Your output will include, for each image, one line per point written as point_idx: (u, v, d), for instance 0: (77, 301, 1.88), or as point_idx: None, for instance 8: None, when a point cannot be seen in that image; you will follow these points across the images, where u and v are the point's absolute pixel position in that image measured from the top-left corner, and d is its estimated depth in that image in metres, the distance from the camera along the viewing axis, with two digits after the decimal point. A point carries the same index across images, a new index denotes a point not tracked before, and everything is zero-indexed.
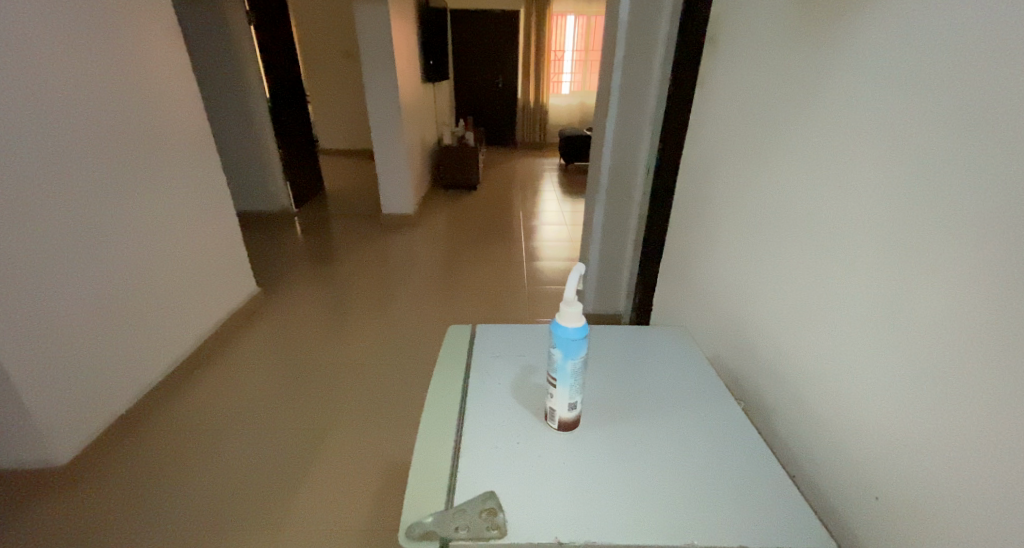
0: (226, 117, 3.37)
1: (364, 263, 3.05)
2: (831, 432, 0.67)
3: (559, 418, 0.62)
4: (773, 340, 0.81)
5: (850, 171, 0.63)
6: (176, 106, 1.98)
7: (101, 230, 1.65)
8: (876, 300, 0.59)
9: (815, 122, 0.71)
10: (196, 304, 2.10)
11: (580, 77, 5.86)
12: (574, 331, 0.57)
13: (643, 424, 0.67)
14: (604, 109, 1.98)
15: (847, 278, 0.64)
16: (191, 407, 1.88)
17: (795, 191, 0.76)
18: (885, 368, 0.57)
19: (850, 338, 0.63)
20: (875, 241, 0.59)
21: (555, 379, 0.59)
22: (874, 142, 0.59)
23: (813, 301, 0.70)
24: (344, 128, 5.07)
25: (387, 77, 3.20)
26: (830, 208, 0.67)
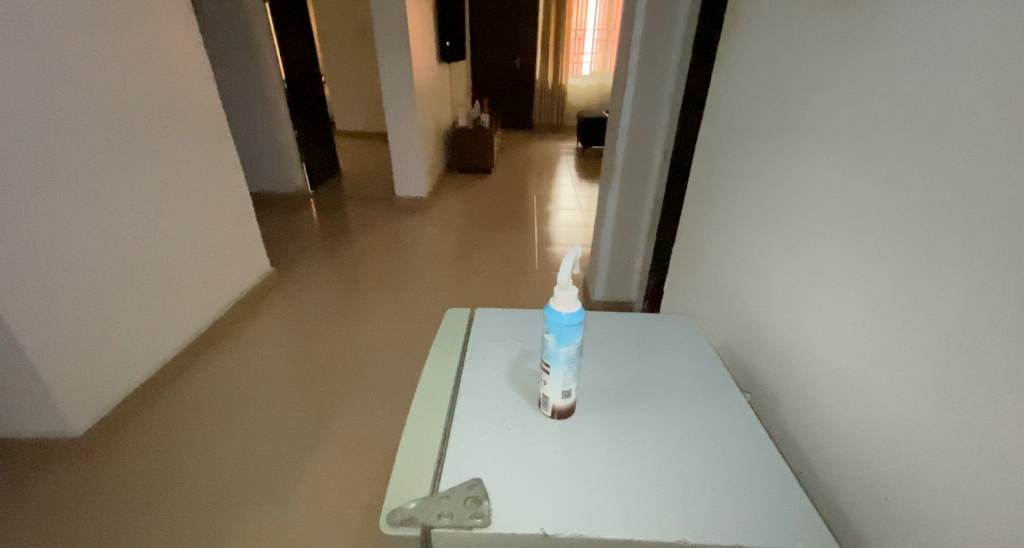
0: (242, 98, 3.37)
1: (377, 245, 3.06)
2: (835, 428, 0.64)
3: (553, 406, 0.60)
4: (783, 332, 0.77)
5: (868, 151, 0.58)
6: (188, 85, 1.97)
7: (114, 211, 1.67)
8: (890, 290, 0.54)
9: (836, 100, 0.66)
10: (208, 283, 2.13)
11: (601, 57, 5.71)
12: (568, 315, 0.54)
13: (641, 415, 0.65)
14: (620, 88, 1.91)
15: (861, 267, 0.59)
16: (203, 384, 1.92)
17: (812, 174, 0.71)
18: (896, 362, 0.53)
19: (860, 330, 0.59)
20: (891, 226, 0.54)
21: (549, 366, 0.57)
22: (896, 120, 0.54)
23: (825, 291, 0.66)
24: (361, 109, 5.07)
25: (402, 57, 3.16)
26: (847, 191, 0.62)
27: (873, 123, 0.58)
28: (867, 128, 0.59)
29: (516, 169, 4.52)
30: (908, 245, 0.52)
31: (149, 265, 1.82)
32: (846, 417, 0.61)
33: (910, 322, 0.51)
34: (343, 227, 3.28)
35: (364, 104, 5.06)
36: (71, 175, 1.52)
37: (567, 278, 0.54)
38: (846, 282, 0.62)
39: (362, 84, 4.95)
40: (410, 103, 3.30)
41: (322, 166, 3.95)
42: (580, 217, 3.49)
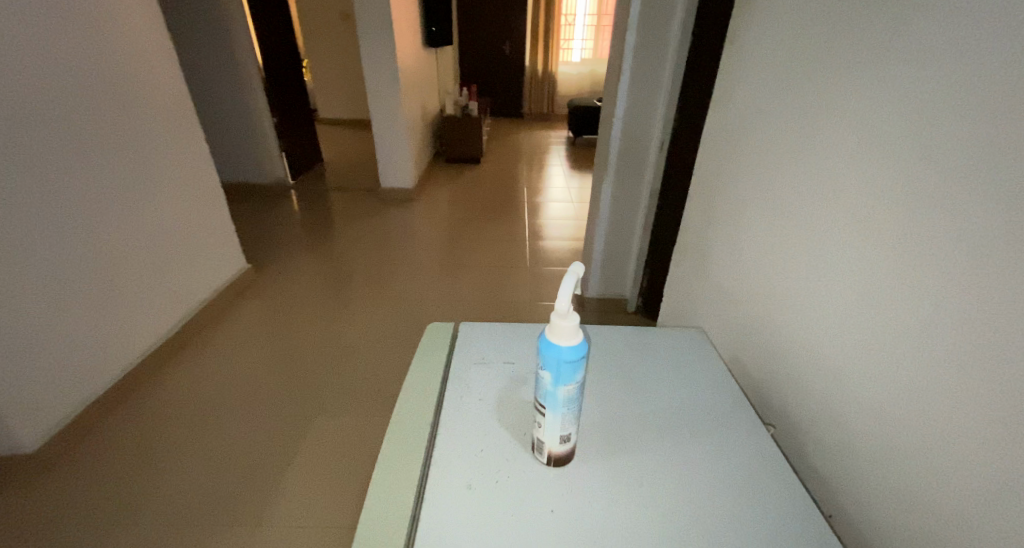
0: (213, 85, 3.18)
1: (361, 239, 2.93)
2: (870, 471, 0.56)
3: (550, 452, 0.51)
4: (799, 354, 0.69)
5: (917, 149, 0.50)
6: (147, 70, 1.82)
7: (67, 208, 1.54)
8: (951, 316, 0.46)
9: (867, 88, 0.57)
10: (178, 283, 2.01)
11: (591, 43, 5.57)
12: (564, 348, 0.45)
13: (640, 454, 0.58)
14: (615, 75, 1.80)
15: (907, 285, 0.51)
16: (174, 391, 1.81)
17: (833, 172, 0.62)
18: (962, 402, 0.45)
19: (908, 358, 0.51)
20: (951, 240, 0.46)
21: (544, 406, 0.48)
22: (956, 113, 0.45)
23: (856, 308, 0.58)
24: (344, 96, 4.89)
25: (384, 41, 3.00)
26: (886, 194, 0.54)
27: (925, 116, 0.49)
28: (915, 120, 0.50)
29: (505, 159, 4.39)
30: (977, 264, 0.44)
31: (109, 265, 1.70)
32: (887, 456, 0.54)
33: (984, 358, 0.43)
34: (325, 220, 3.15)
35: (347, 91, 4.88)
36: (15, 169, 1.38)
37: (564, 304, 0.45)
38: (888, 303, 0.53)
39: (344, 70, 4.76)
40: (394, 91, 3.16)
41: (303, 156, 3.79)
42: (571, 209, 3.40)
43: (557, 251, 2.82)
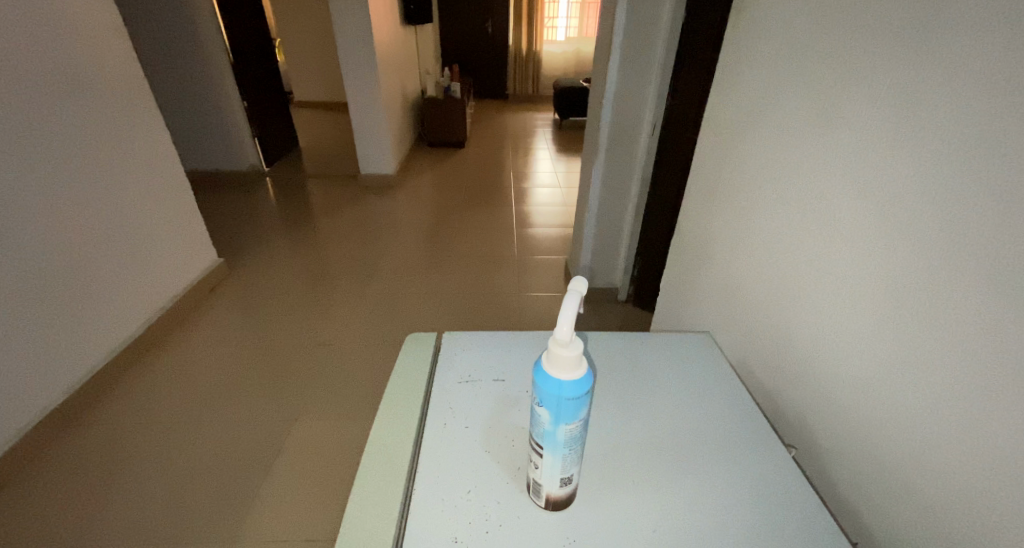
0: (174, 68, 2.97)
1: (341, 228, 2.82)
2: (887, 495, 0.51)
3: (547, 493, 0.47)
4: (804, 366, 0.63)
5: (955, 136, 0.42)
6: (98, 51, 1.67)
7: (12, 204, 1.41)
8: (986, 334, 0.40)
9: (891, 63, 0.49)
10: (143, 280, 1.88)
11: (577, 22, 5.40)
12: (566, 381, 0.41)
13: (634, 487, 0.53)
14: (603, 53, 1.70)
15: (938, 293, 0.44)
16: (144, 394, 1.72)
17: (848, 160, 0.55)
18: (1006, 434, 0.39)
19: (938, 379, 0.44)
20: (990, 245, 0.39)
21: (541, 446, 0.44)
22: (1008, 91, 0.38)
23: (875, 319, 0.51)
24: (320, 77, 4.70)
25: (359, 19, 2.84)
26: (908, 189, 0.47)
27: (966, 94, 0.41)
28: (955, 101, 0.42)
29: (490, 143, 4.27)
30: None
31: (64, 265, 1.57)
32: (913, 486, 0.48)
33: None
34: (303, 209, 3.02)
35: (323, 72, 4.68)
36: None
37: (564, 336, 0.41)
38: (914, 314, 0.47)
39: (319, 49, 4.56)
40: (372, 72, 3.01)
41: (278, 141, 3.62)
42: (558, 195, 3.31)
43: (545, 239, 2.75)
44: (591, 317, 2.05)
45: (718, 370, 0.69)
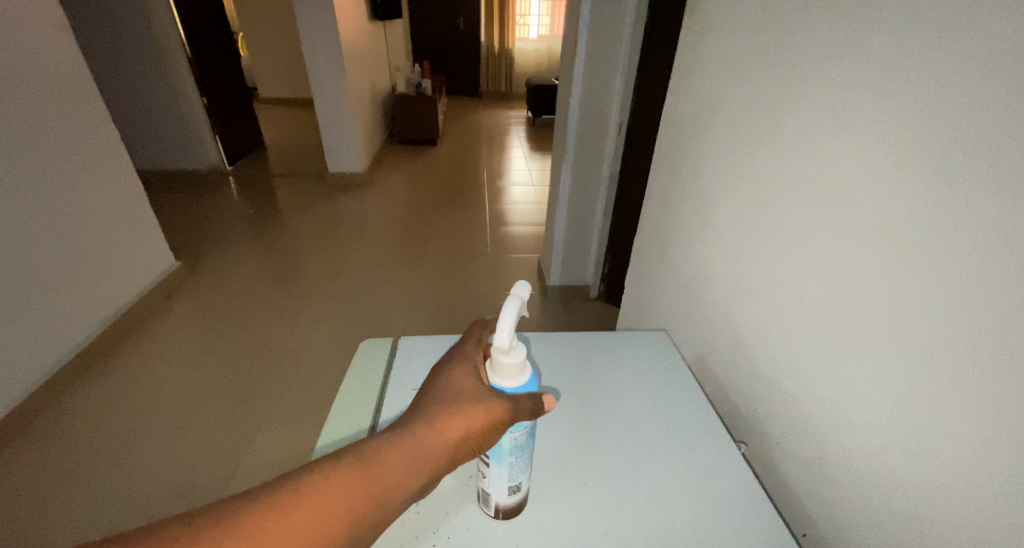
0: (127, 62, 2.83)
1: (309, 227, 2.75)
2: (832, 493, 0.52)
3: (497, 504, 0.49)
4: (753, 364, 0.64)
5: (896, 131, 0.42)
6: (41, 45, 1.58)
7: None
8: (920, 335, 0.41)
9: (836, 57, 0.49)
10: (95, 285, 1.79)
11: (547, 20, 5.42)
12: (506, 383, 0.48)
13: (583, 491, 0.53)
14: (569, 51, 1.69)
15: (876, 295, 0.45)
16: (97, 402, 1.63)
17: (797, 156, 0.55)
18: (950, 422, 0.39)
19: (878, 378, 0.46)
20: (923, 248, 0.40)
21: (488, 457, 0.48)
22: (942, 89, 0.38)
23: (822, 314, 0.52)
24: (286, 73, 4.58)
25: (325, 14, 2.76)
26: (849, 193, 0.47)
27: (907, 90, 0.41)
28: (900, 92, 0.42)
29: (462, 141, 4.24)
30: (966, 267, 0.37)
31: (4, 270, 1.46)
32: (862, 479, 0.48)
33: (984, 374, 0.37)
34: (269, 208, 2.94)
35: (289, 68, 4.57)
36: None
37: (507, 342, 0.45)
38: (863, 308, 0.47)
39: (285, 45, 4.44)
40: (339, 68, 2.93)
41: (241, 139, 3.51)
42: (531, 193, 3.31)
43: (518, 237, 2.74)
44: (562, 315, 2.06)
45: (672, 372, 0.70)
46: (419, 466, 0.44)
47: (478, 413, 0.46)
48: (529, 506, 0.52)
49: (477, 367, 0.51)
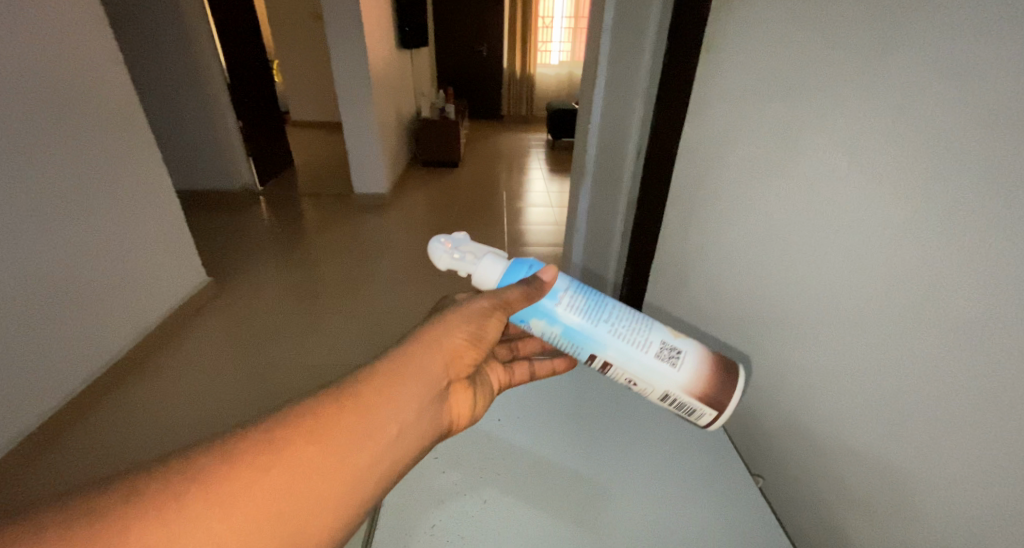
0: (170, 88, 3.01)
1: (334, 246, 2.84)
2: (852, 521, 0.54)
3: (673, 390, 0.59)
4: (769, 392, 0.65)
5: (890, 174, 0.44)
6: (95, 75, 1.70)
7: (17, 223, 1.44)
8: (923, 369, 0.43)
9: (830, 96, 0.50)
10: (132, 298, 1.88)
11: (569, 45, 5.53)
12: (496, 280, 0.65)
13: (605, 506, 0.61)
14: (590, 79, 1.74)
15: (878, 331, 0.47)
16: (130, 409, 1.71)
17: (801, 190, 0.56)
18: (960, 449, 0.41)
19: (887, 409, 0.48)
20: (918, 286, 0.43)
21: (600, 356, 0.60)
22: (927, 137, 0.40)
23: (830, 346, 0.53)
24: (316, 97, 4.78)
25: (355, 43, 2.89)
26: (852, 230, 0.49)
27: (897, 137, 0.43)
28: (899, 132, 0.43)
29: (483, 162, 4.33)
30: (957, 303, 0.40)
31: (55, 283, 1.56)
32: (900, 517, 0.48)
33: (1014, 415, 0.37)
34: (296, 226, 3.04)
35: (319, 93, 4.77)
36: None
37: (468, 261, 0.66)
38: (880, 341, 0.47)
39: (316, 71, 4.65)
40: (367, 93, 3.05)
41: (273, 160, 3.66)
42: (550, 214, 3.35)
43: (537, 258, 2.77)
44: None
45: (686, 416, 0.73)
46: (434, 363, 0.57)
47: (474, 315, 0.60)
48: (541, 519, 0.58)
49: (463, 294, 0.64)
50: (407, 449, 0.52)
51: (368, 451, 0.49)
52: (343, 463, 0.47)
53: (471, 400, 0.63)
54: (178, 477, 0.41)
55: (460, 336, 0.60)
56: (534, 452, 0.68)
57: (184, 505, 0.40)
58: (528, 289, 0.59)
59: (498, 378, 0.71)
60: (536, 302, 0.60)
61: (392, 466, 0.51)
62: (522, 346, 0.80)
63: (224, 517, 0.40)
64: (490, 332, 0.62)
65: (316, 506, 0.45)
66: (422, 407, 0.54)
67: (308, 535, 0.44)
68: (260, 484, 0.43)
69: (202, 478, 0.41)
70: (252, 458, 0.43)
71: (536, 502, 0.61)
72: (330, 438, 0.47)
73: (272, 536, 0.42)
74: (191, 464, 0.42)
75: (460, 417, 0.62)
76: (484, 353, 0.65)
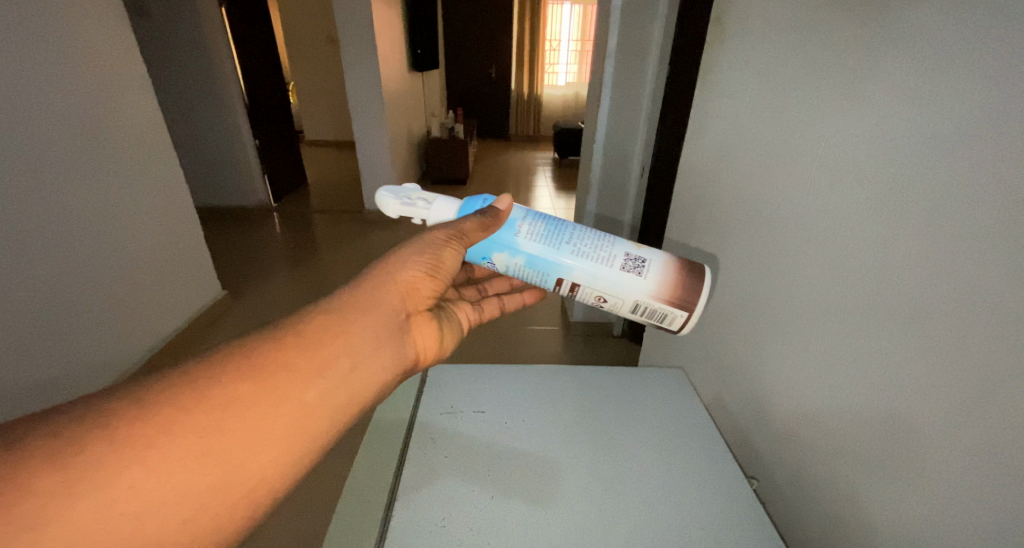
0: (194, 107, 3.12)
1: (343, 260, 2.89)
2: (827, 520, 0.56)
3: (640, 300, 0.65)
4: (758, 394, 0.68)
5: (849, 187, 0.50)
6: (125, 97, 1.81)
7: (50, 234, 1.51)
8: (879, 364, 0.47)
9: (828, 104, 0.52)
10: (154, 309, 1.95)
11: (575, 68, 5.67)
12: (450, 207, 0.73)
13: (566, 494, 0.64)
14: (595, 100, 1.81)
15: (845, 334, 0.51)
16: None
17: (779, 206, 0.61)
18: (905, 437, 0.45)
19: (849, 405, 0.51)
20: (875, 293, 0.47)
21: (566, 278, 0.66)
22: (879, 157, 0.46)
23: (807, 347, 0.57)
24: (330, 117, 4.92)
25: (369, 64, 3.01)
26: (818, 243, 0.54)
27: (854, 160, 0.49)
28: (878, 143, 0.46)
29: (491, 180, 4.40)
30: (902, 307, 0.44)
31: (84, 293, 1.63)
32: (865, 508, 0.50)
33: (1013, 422, 0.36)
34: (307, 241, 3.11)
35: (332, 113, 4.91)
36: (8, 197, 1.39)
37: (422, 207, 0.74)
38: (859, 341, 0.50)
39: (330, 92, 4.80)
40: (379, 112, 3.15)
41: (286, 177, 3.76)
42: None
43: None
44: (586, 351, 2.08)
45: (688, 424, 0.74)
46: (390, 296, 0.63)
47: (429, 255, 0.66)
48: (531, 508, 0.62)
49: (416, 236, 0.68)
50: (366, 379, 0.57)
51: (321, 384, 0.53)
52: (283, 399, 0.51)
53: (432, 334, 0.68)
54: (97, 420, 0.44)
55: (410, 275, 0.66)
56: (525, 443, 0.71)
57: (112, 439, 0.43)
58: (482, 220, 0.66)
59: (467, 317, 0.84)
60: (494, 234, 0.67)
61: (345, 397, 0.55)
62: (488, 287, 0.93)
63: (150, 452, 0.44)
64: (444, 266, 0.67)
65: (263, 437, 0.49)
66: (379, 338, 0.60)
67: (251, 467, 0.48)
68: (187, 422, 0.46)
69: (127, 419, 0.44)
70: (177, 399, 0.46)
71: (502, 490, 0.64)
72: (266, 376, 0.50)
73: (244, 453, 0.48)
74: (151, 408, 0.45)
75: (423, 349, 0.67)
76: (442, 286, 0.70)
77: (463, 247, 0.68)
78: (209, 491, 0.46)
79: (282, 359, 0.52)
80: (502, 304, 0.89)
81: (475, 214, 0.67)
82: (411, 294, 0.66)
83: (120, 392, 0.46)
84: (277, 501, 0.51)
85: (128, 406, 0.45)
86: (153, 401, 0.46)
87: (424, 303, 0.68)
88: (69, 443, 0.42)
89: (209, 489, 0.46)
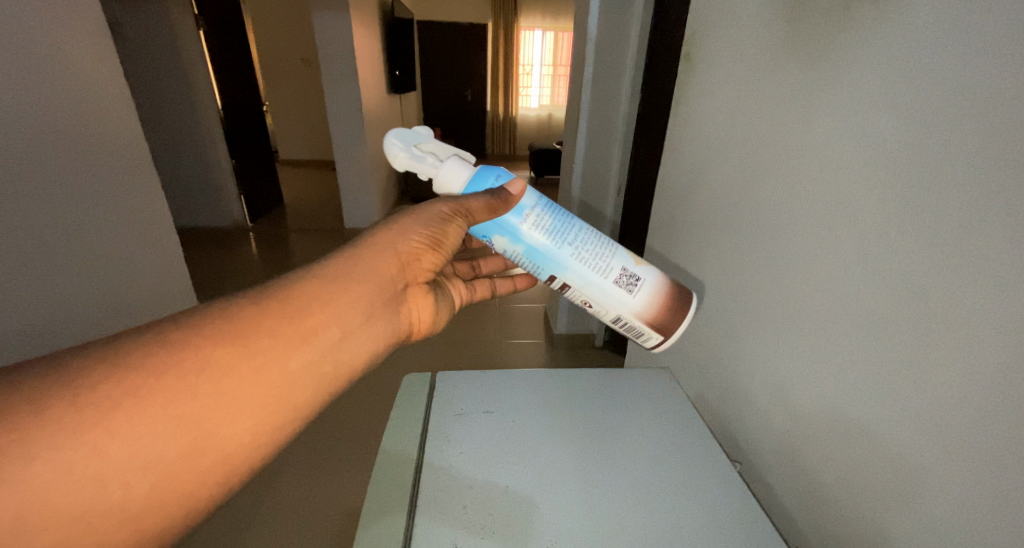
0: (170, 124, 3.09)
1: None
2: (801, 500, 0.61)
3: (626, 311, 0.70)
4: (735, 389, 0.73)
5: (811, 199, 0.55)
6: None
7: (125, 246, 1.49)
8: (838, 354, 0.53)
9: (789, 122, 0.59)
10: None
11: (548, 91, 5.84)
12: (461, 178, 0.72)
13: (545, 523, 0.58)
14: (575, 122, 1.90)
15: (810, 327, 0.57)
16: None
17: (750, 214, 0.67)
18: (864, 418, 0.50)
19: (816, 392, 0.56)
20: (835, 289, 0.53)
21: (560, 279, 0.69)
22: (834, 169, 0.52)
23: (778, 342, 0.63)
24: (305, 137, 4.92)
25: (349, 85, 3.04)
26: (787, 248, 0.60)
27: (812, 173, 0.55)
28: (832, 158, 0.52)
29: None
30: (855, 299, 0.50)
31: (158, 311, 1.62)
32: (827, 483, 0.56)
33: (948, 396, 0.42)
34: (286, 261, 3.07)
35: (308, 132, 4.91)
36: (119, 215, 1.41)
37: (432, 164, 0.74)
38: (820, 332, 0.55)
39: (305, 112, 4.81)
40: (359, 131, 3.18)
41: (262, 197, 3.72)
42: None
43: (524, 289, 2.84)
44: (570, 362, 2.14)
45: (690, 427, 0.72)
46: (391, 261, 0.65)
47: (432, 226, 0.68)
48: (554, 499, 0.61)
49: (423, 205, 0.69)
50: (357, 349, 0.58)
51: (304, 354, 0.53)
52: (263, 369, 0.50)
53: (428, 307, 0.71)
54: (56, 381, 0.43)
55: (412, 244, 0.67)
56: (536, 435, 0.70)
57: (92, 395, 0.43)
58: (491, 201, 0.66)
59: (461, 295, 0.87)
60: (500, 215, 0.68)
61: (333, 367, 0.56)
62: (483, 265, 0.97)
63: (114, 415, 0.43)
64: (446, 241, 0.70)
65: (241, 406, 0.49)
66: (372, 307, 0.60)
67: (225, 435, 0.48)
68: (156, 387, 0.45)
69: (87, 384, 0.43)
70: (147, 362, 0.46)
71: (470, 521, 0.57)
72: (251, 341, 0.50)
73: (226, 415, 0.48)
74: (136, 364, 0.45)
75: (419, 321, 0.70)
76: (444, 256, 0.72)
77: (467, 223, 0.69)
78: (179, 456, 0.46)
79: (266, 324, 0.52)
80: (494, 285, 0.92)
81: (484, 194, 0.67)
82: (410, 262, 0.67)
83: (89, 354, 0.45)
84: (265, 464, 0.53)
85: (108, 367, 0.45)
86: (123, 363, 0.45)
87: (423, 274, 0.70)
88: (43, 401, 0.42)
89: (177, 456, 0.46)
